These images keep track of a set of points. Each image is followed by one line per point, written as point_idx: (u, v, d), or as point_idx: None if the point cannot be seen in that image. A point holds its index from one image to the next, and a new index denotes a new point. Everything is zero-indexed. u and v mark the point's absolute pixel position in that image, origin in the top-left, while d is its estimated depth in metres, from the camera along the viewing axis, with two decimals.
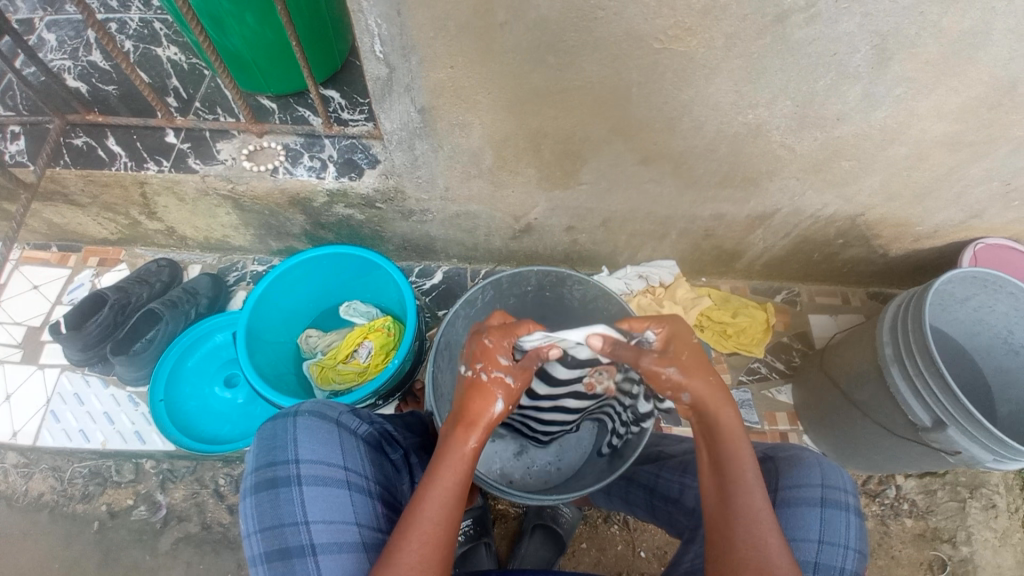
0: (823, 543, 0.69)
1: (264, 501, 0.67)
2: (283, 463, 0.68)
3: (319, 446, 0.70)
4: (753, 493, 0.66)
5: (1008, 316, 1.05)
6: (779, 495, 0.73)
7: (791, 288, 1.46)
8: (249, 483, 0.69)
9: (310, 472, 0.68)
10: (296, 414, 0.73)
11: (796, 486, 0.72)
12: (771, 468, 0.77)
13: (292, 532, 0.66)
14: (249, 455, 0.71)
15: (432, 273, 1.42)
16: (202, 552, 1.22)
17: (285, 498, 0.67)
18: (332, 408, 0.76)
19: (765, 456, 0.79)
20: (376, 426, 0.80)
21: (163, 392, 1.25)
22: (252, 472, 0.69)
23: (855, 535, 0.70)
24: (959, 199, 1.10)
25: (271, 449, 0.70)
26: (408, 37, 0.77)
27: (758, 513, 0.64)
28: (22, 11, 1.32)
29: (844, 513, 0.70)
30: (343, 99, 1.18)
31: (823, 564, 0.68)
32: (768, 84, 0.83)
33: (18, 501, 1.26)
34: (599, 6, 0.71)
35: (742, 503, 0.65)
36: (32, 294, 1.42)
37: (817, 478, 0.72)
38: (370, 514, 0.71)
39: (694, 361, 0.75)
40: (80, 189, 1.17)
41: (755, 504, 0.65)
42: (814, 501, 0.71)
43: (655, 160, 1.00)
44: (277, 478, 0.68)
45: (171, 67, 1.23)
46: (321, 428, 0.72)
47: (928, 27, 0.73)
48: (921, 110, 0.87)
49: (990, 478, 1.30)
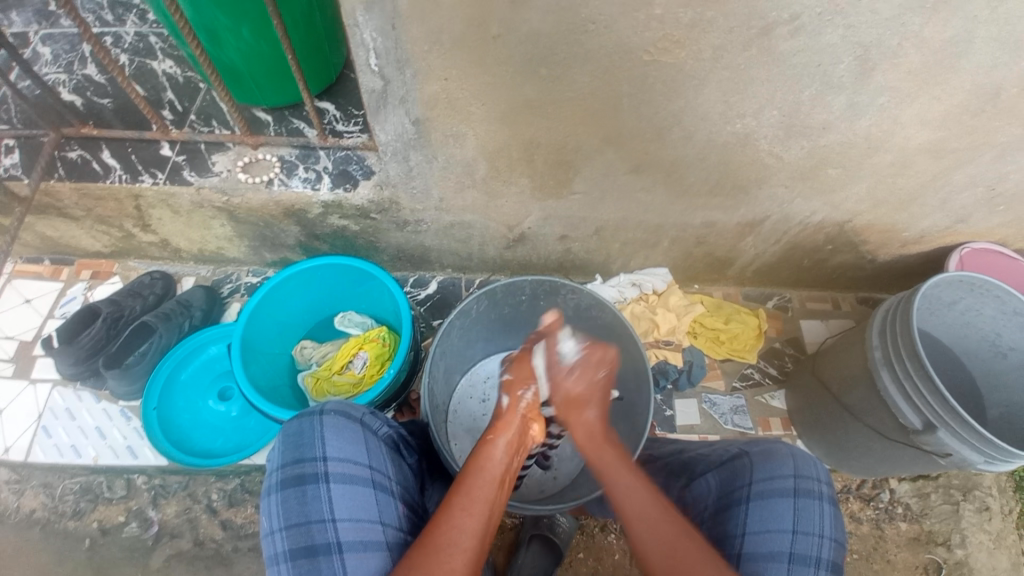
0: (796, 533, 0.70)
1: (291, 498, 0.68)
2: (310, 461, 0.70)
3: (346, 444, 0.72)
4: (637, 492, 0.73)
5: (995, 318, 1.06)
6: (752, 488, 0.74)
7: (782, 294, 1.47)
8: (275, 480, 0.70)
9: (337, 470, 0.70)
10: (321, 412, 0.74)
11: (769, 478, 0.73)
12: (743, 463, 0.76)
13: (319, 530, 0.67)
14: (274, 453, 0.72)
15: (427, 283, 1.43)
16: (195, 568, 1.20)
17: (313, 495, 0.68)
18: (355, 409, 0.77)
19: (740, 451, 0.79)
20: (395, 428, 0.81)
21: (156, 402, 1.25)
22: (279, 469, 0.70)
23: (830, 525, 0.71)
24: (943, 204, 1.12)
25: (297, 446, 0.71)
26: (404, 50, 0.78)
27: (650, 512, 0.70)
28: (17, 24, 1.32)
29: (818, 503, 0.72)
30: (337, 111, 1.19)
31: (798, 554, 0.69)
32: (755, 95, 0.85)
33: (9, 518, 1.24)
34: (591, 20, 0.73)
35: (636, 506, 0.72)
36: (23, 308, 1.41)
37: (790, 470, 0.73)
38: (393, 514, 0.73)
39: (600, 381, 0.88)
40: (74, 202, 1.17)
41: (650, 508, 0.71)
42: (787, 492, 0.72)
43: (647, 169, 1.02)
44: (305, 475, 0.69)
45: (167, 81, 1.24)
46: (347, 427, 0.73)
47: (909, 37, 0.75)
48: (904, 118, 0.89)
49: (983, 481, 1.31)
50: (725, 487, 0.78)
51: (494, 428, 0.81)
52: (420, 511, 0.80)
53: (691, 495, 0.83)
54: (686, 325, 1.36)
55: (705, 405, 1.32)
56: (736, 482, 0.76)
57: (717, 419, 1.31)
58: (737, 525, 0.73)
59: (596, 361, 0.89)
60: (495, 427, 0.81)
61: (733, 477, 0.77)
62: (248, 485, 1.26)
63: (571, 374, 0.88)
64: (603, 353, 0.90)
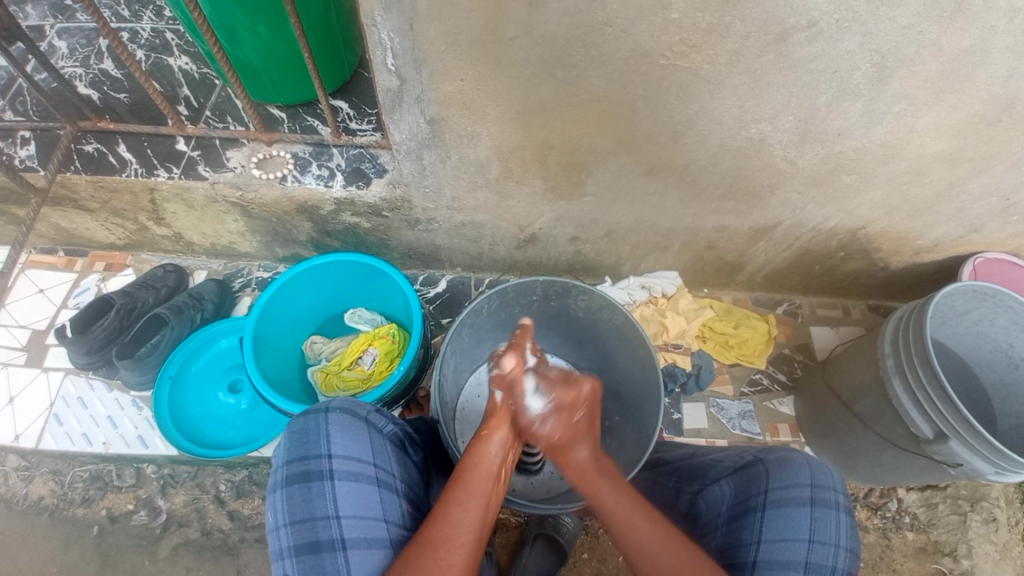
0: (812, 543, 0.70)
1: (296, 494, 0.69)
2: (316, 458, 0.70)
3: (351, 442, 0.72)
4: (641, 525, 0.70)
5: (1008, 329, 1.05)
6: (769, 497, 0.73)
7: (792, 300, 1.46)
8: (280, 477, 0.71)
9: (342, 468, 0.70)
10: (326, 410, 0.74)
11: (784, 487, 0.73)
12: (759, 471, 0.76)
13: (323, 526, 0.67)
14: (280, 450, 0.73)
15: (437, 281, 1.43)
16: (202, 558, 1.22)
17: (317, 492, 0.69)
18: (361, 407, 0.77)
19: (755, 458, 0.79)
20: (400, 426, 0.82)
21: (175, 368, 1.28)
22: (284, 466, 0.71)
23: (845, 534, 0.71)
24: (958, 213, 1.11)
25: (303, 444, 0.71)
26: (420, 50, 0.78)
27: (656, 548, 0.68)
28: (34, 18, 1.33)
29: (834, 512, 0.72)
30: (351, 109, 1.20)
31: (814, 564, 0.69)
32: (771, 100, 0.84)
33: (20, 504, 1.26)
34: (607, 23, 0.73)
35: (641, 544, 0.69)
36: (37, 298, 1.43)
37: (807, 479, 0.73)
38: (397, 512, 0.73)
39: (580, 423, 0.80)
40: (89, 195, 1.18)
41: (653, 545, 0.69)
42: (804, 501, 0.72)
43: (659, 172, 1.02)
44: (310, 472, 0.70)
45: (182, 76, 1.25)
46: (352, 425, 0.74)
47: (927, 45, 0.75)
48: (921, 126, 0.89)
49: (992, 492, 1.29)
50: (741, 492, 0.77)
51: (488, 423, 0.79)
52: (424, 510, 0.80)
53: (703, 501, 0.83)
54: (695, 329, 1.36)
55: (712, 409, 1.32)
56: (752, 490, 0.76)
57: (724, 423, 1.31)
58: (751, 533, 0.73)
59: (570, 403, 0.80)
60: (489, 421, 0.79)
61: (749, 484, 0.77)
62: (256, 477, 1.27)
63: (542, 425, 0.79)
64: (577, 394, 0.81)
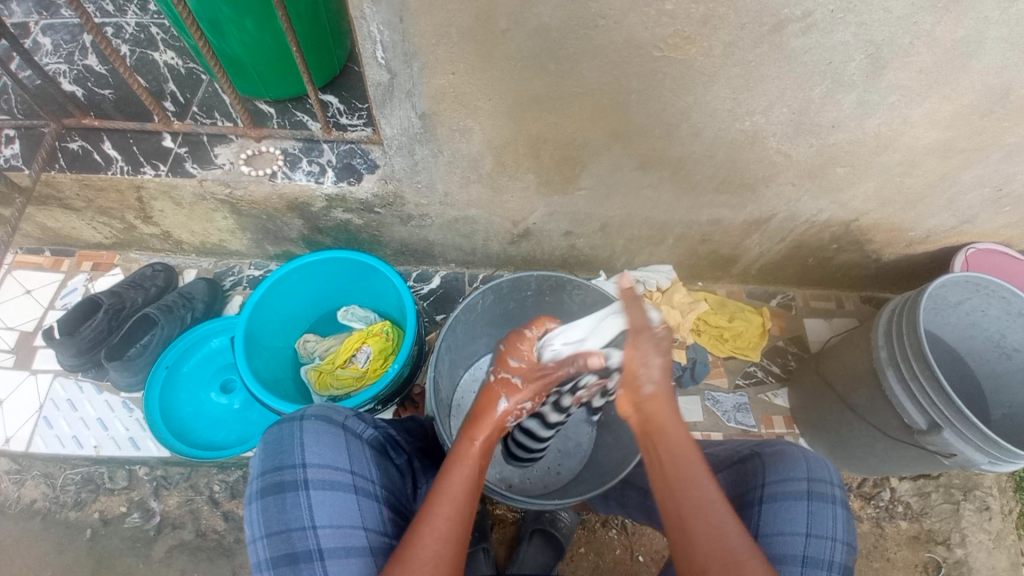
0: (810, 536, 0.70)
1: (271, 506, 0.68)
2: (290, 468, 0.69)
3: (327, 450, 0.71)
4: (705, 485, 0.67)
5: (1000, 320, 1.06)
6: (766, 490, 0.74)
7: (785, 292, 1.46)
8: (255, 488, 0.70)
9: (317, 477, 0.69)
10: (301, 418, 0.73)
11: (782, 480, 0.73)
12: (756, 464, 0.76)
13: (299, 537, 0.67)
14: (255, 460, 0.72)
15: (430, 277, 1.42)
16: (197, 560, 1.21)
17: (292, 503, 0.68)
18: (338, 412, 0.77)
19: (752, 452, 0.79)
20: (381, 430, 0.81)
21: (172, 358, 1.28)
22: (259, 476, 0.70)
23: (842, 528, 0.71)
24: (950, 204, 1.11)
25: (277, 453, 0.71)
26: (410, 43, 0.77)
27: (714, 505, 0.66)
28: (17, 14, 1.31)
29: (831, 506, 0.71)
30: (341, 104, 1.18)
31: (811, 557, 0.69)
32: (765, 92, 0.84)
33: (10, 508, 1.24)
34: (600, 14, 0.72)
35: (704, 501, 0.66)
36: (24, 299, 1.40)
37: (804, 472, 0.73)
38: (377, 518, 0.72)
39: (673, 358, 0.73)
40: (75, 193, 1.16)
41: (713, 500, 0.66)
42: (801, 494, 0.72)
43: (654, 165, 1.01)
44: (284, 482, 0.69)
45: (168, 71, 1.23)
46: (327, 432, 0.73)
47: (921, 36, 0.74)
48: (914, 118, 0.88)
49: (984, 481, 1.31)
50: (739, 485, 0.78)
51: (478, 426, 0.75)
52: (407, 513, 0.79)
53: None
54: (690, 322, 1.35)
55: (707, 402, 1.32)
56: (750, 483, 0.76)
57: (720, 416, 1.31)
58: (750, 526, 0.73)
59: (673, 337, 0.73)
60: (475, 425, 0.75)
61: (747, 477, 0.77)
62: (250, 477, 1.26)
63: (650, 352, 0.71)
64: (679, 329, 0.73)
